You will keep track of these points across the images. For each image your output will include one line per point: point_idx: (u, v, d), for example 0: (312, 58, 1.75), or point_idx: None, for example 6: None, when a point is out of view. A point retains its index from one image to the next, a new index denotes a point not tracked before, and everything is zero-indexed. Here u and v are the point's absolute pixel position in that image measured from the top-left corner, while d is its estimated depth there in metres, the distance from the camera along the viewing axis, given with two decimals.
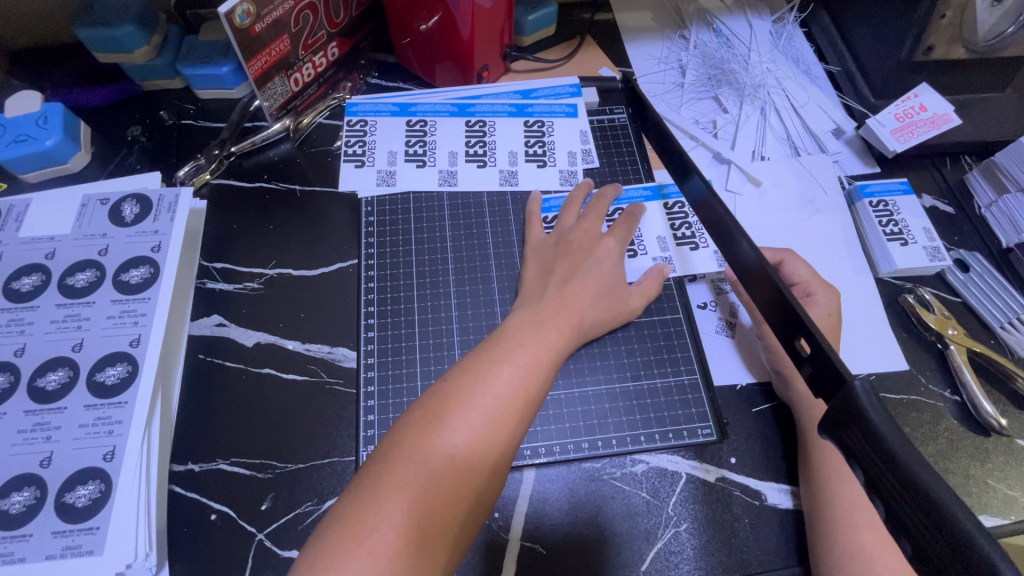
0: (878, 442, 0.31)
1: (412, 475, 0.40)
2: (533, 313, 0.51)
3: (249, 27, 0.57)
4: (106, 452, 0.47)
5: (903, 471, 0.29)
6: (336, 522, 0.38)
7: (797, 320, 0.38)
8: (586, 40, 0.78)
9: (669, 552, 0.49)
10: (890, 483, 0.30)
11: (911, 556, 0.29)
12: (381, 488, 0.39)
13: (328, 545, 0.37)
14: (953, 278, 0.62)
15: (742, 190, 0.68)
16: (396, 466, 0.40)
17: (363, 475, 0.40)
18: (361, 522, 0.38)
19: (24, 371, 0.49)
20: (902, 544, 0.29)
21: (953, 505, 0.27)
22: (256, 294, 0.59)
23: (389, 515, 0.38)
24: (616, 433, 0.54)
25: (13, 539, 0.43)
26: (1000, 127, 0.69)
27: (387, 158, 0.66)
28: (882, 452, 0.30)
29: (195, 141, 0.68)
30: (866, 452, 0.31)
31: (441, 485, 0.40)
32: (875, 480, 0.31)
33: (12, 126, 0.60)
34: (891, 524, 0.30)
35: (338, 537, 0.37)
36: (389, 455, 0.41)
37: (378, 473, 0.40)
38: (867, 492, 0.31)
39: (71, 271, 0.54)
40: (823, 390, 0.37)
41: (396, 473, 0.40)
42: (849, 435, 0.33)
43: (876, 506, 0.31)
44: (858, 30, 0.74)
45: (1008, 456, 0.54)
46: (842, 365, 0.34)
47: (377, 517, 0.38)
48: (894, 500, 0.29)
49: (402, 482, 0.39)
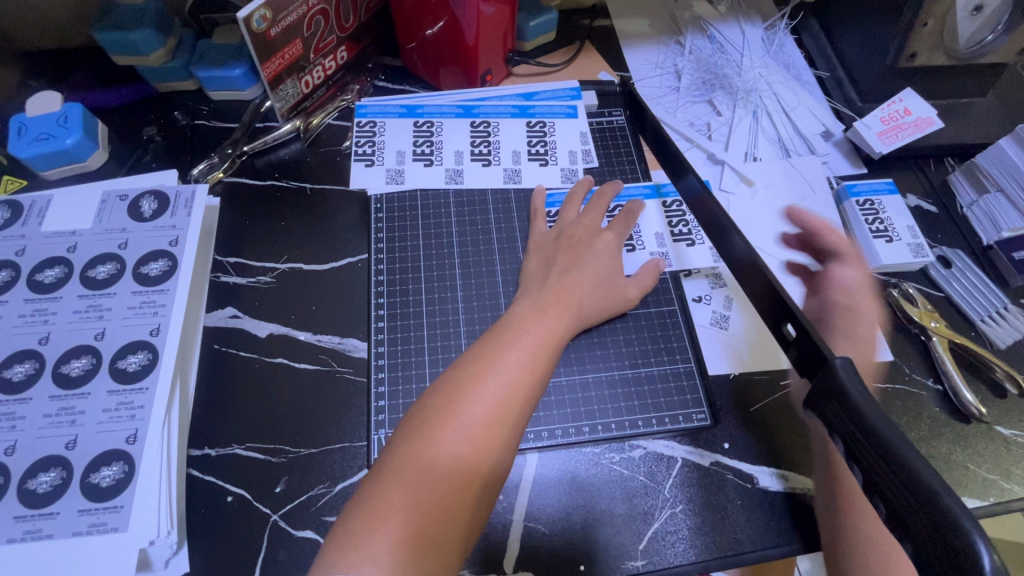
0: (858, 417, 0.33)
1: (431, 458, 0.42)
2: (536, 300, 0.54)
3: (265, 31, 0.59)
4: (128, 435, 0.49)
5: (879, 441, 0.32)
6: (363, 502, 0.41)
7: (785, 307, 0.41)
8: (586, 46, 0.81)
9: (665, 532, 0.52)
10: (867, 452, 0.32)
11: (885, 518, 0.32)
12: (403, 470, 0.42)
13: (355, 526, 0.40)
14: (935, 273, 0.65)
15: (735, 189, 0.71)
16: (415, 450, 0.43)
17: (385, 459, 0.43)
18: (387, 503, 0.41)
19: (49, 358, 0.52)
20: (878, 507, 0.32)
21: (922, 469, 0.30)
22: (269, 288, 0.61)
23: (412, 495, 0.41)
24: (615, 418, 0.56)
25: (40, 517, 0.46)
26: (980, 131, 0.72)
27: (395, 157, 0.69)
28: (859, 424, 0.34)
29: (209, 141, 0.70)
30: (847, 427, 0.34)
31: (459, 465, 0.43)
32: (855, 451, 0.33)
33: (34, 125, 0.62)
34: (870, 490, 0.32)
35: (364, 517, 0.40)
36: (408, 440, 0.43)
37: (398, 456, 0.43)
38: (848, 462, 0.34)
39: (92, 264, 0.56)
40: (808, 373, 0.40)
41: (416, 456, 0.42)
42: (830, 410, 0.36)
43: (855, 474, 0.33)
44: (846, 37, 0.77)
45: (986, 441, 0.57)
46: (825, 347, 0.37)
47: (400, 498, 0.41)
48: (873, 469, 0.32)
49: (423, 465, 0.42)
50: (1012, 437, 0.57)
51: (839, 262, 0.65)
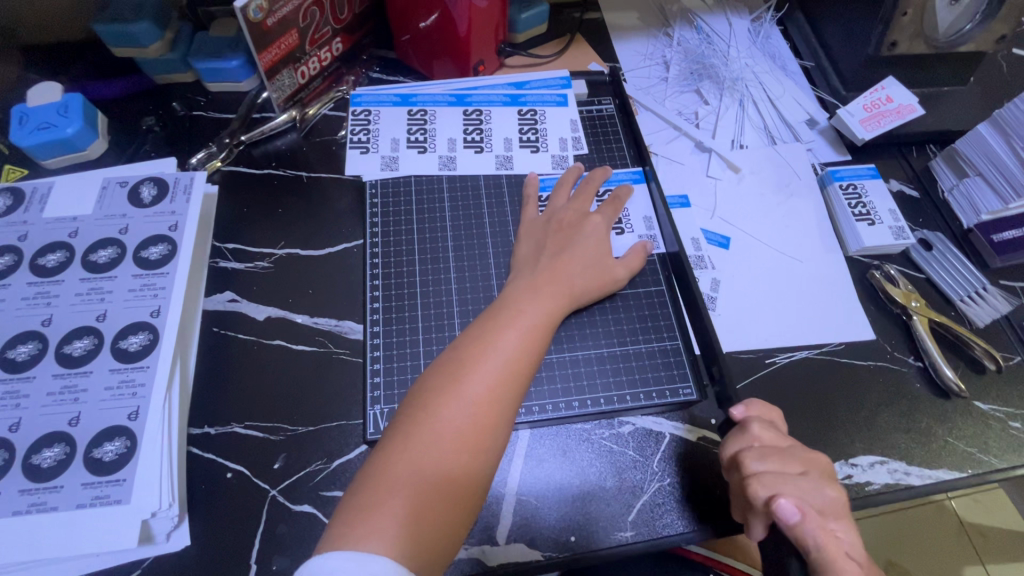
0: None
1: (434, 434, 0.44)
2: (530, 281, 0.56)
3: (262, 21, 0.61)
4: (130, 412, 0.50)
5: None
6: (370, 476, 0.43)
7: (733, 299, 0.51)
8: (576, 38, 0.83)
9: (654, 504, 0.53)
10: None
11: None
12: (407, 446, 0.43)
13: (363, 499, 0.41)
14: (916, 255, 0.67)
15: (721, 176, 0.73)
16: (420, 425, 0.44)
17: (390, 435, 0.45)
18: (392, 477, 0.42)
19: (52, 339, 0.53)
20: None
21: None
22: (266, 273, 0.63)
23: (416, 470, 0.42)
24: (605, 394, 0.58)
25: (45, 490, 0.47)
26: (960, 118, 0.74)
27: (390, 145, 0.70)
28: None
29: (206, 130, 0.72)
30: None
31: (463, 439, 0.44)
32: None
33: (35, 114, 0.63)
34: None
35: (371, 490, 0.42)
36: (412, 416, 0.45)
37: (403, 432, 0.44)
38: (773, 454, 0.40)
39: (93, 249, 0.58)
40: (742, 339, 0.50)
41: (420, 432, 0.44)
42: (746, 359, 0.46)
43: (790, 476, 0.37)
44: (829, 28, 0.79)
45: (965, 415, 0.59)
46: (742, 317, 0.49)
47: (405, 472, 0.42)
48: None
49: (427, 440, 0.44)
50: (990, 412, 0.59)
51: (761, 457, 0.47)
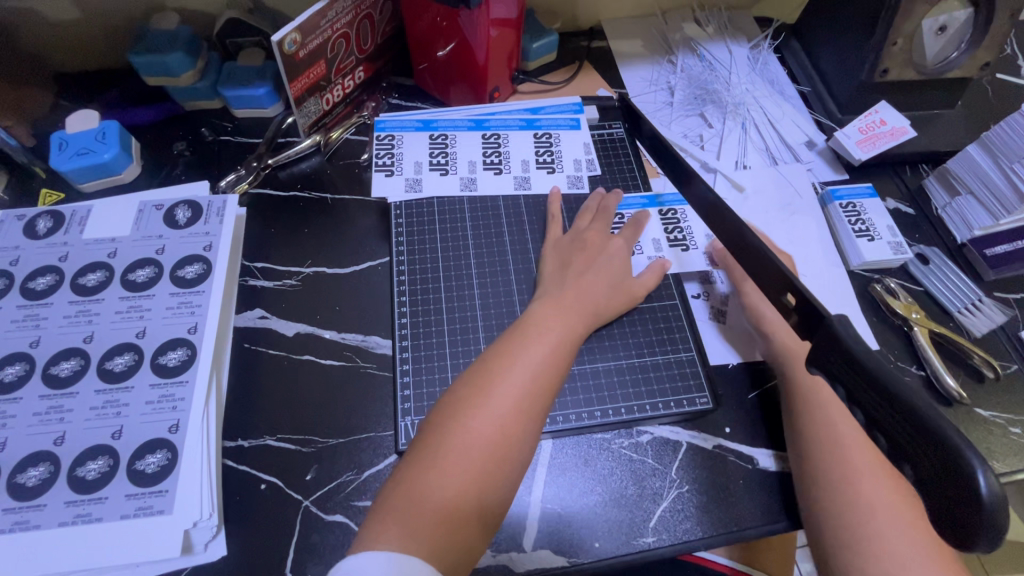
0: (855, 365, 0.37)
1: (463, 439, 0.46)
2: (554, 300, 0.58)
3: (294, 53, 0.65)
4: (170, 425, 0.52)
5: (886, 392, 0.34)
6: (399, 485, 0.44)
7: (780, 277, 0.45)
8: (585, 65, 0.87)
9: (673, 510, 0.55)
10: (873, 398, 0.35)
11: (887, 451, 0.35)
12: (437, 451, 0.45)
13: (394, 503, 0.43)
14: (915, 269, 0.71)
15: (728, 195, 0.77)
16: (448, 435, 0.46)
17: (418, 445, 0.47)
18: (422, 483, 0.44)
19: (94, 355, 0.55)
20: (879, 442, 0.36)
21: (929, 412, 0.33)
22: (294, 290, 0.65)
23: (447, 478, 0.44)
24: (624, 404, 0.60)
25: (90, 502, 0.48)
26: (951, 140, 0.79)
27: (413, 168, 0.73)
28: (851, 360, 0.37)
29: (234, 154, 0.75)
30: (851, 377, 0.37)
31: (489, 451, 0.46)
32: (859, 397, 0.36)
33: (74, 141, 0.66)
34: (829, 380, 0.39)
35: (401, 496, 0.43)
36: (441, 425, 0.47)
37: (433, 442, 0.46)
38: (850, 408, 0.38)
39: (132, 268, 0.60)
40: (806, 332, 0.43)
41: (450, 440, 0.46)
42: (830, 361, 0.39)
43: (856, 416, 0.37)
44: (824, 55, 0.84)
45: (967, 421, 0.61)
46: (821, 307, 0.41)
47: (435, 479, 0.44)
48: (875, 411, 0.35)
49: (456, 449, 0.45)
50: (991, 418, 0.62)
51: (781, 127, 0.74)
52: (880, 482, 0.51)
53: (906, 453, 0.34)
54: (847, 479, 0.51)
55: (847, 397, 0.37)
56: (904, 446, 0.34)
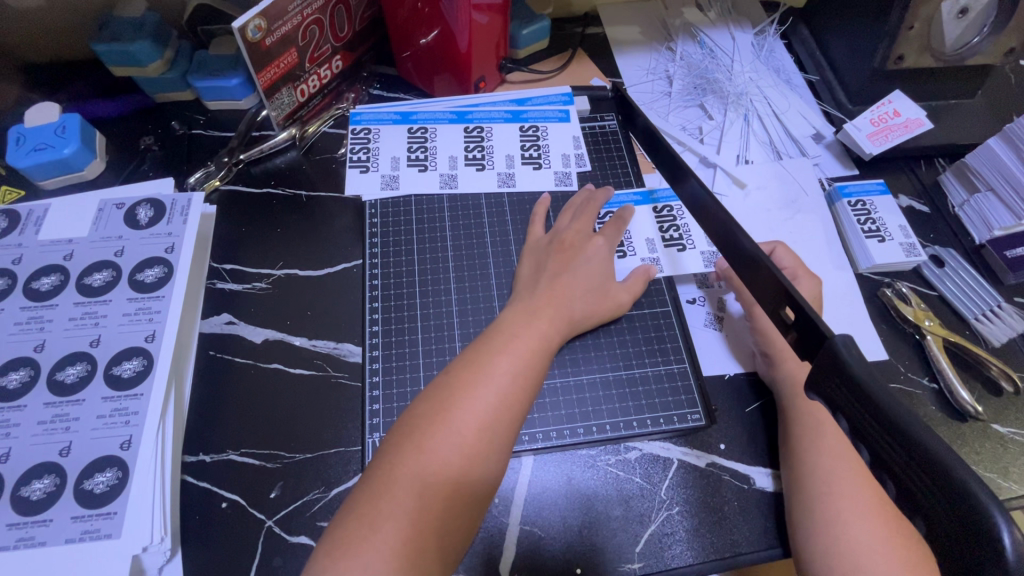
0: (860, 392, 0.32)
1: (424, 463, 0.42)
2: (526, 305, 0.54)
3: (260, 40, 0.60)
4: (122, 441, 0.49)
5: (894, 426, 0.30)
6: (352, 512, 0.41)
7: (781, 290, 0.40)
8: (578, 52, 0.82)
9: (662, 534, 0.51)
10: (875, 430, 0.31)
11: (896, 498, 0.31)
12: (394, 476, 0.42)
13: (346, 533, 0.40)
14: (928, 272, 0.66)
15: (727, 192, 0.72)
16: (406, 459, 0.42)
17: (375, 468, 0.43)
18: (378, 510, 0.40)
19: (45, 365, 0.52)
20: (887, 486, 0.31)
21: (943, 452, 0.28)
22: (264, 293, 0.61)
23: (403, 505, 0.40)
24: (610, 420, 0.56)
25: (33, 524, 0.46)
26: (970, 132, 0.73)
27: (390, 164, 0.69)
28: (857, 390, 0.32)
29: (206, 149, 0.71)
30: (851, 404, 0.33)
31: (449, 474, 0.42)
32: (860, 428, 0.32)
33: (31, 135, 0.63)
34: (830, 409, 0.35)
35: (355, 525, 0.40)
36: (398, 446, 0.43)
37: (390, 464, 0.42)
38: (853, 440, 0.33)
39: (89, 272, 0.57)
40: (807, 353, 0.39)
41: (407, 462, 0.42)
42: (831, 387, 0.34)
43: (862, 451, 0.33)
44: (835, 41, 0.78)
45: (984, 439, 0.57)
46: (824, 326, 0.36)
47: (390, 506, 0.40)
48: (880, 445, 0.31)
49: (413, 472, 0.42)
50: (1009, 435, 0.57)
51: None
52: (871, 517, 0.46)
53: (915, 497, 0.30)
54: (833, 507, 0.47)
55: (851, 431, 0.33)
56: (917, 495, 0.30)
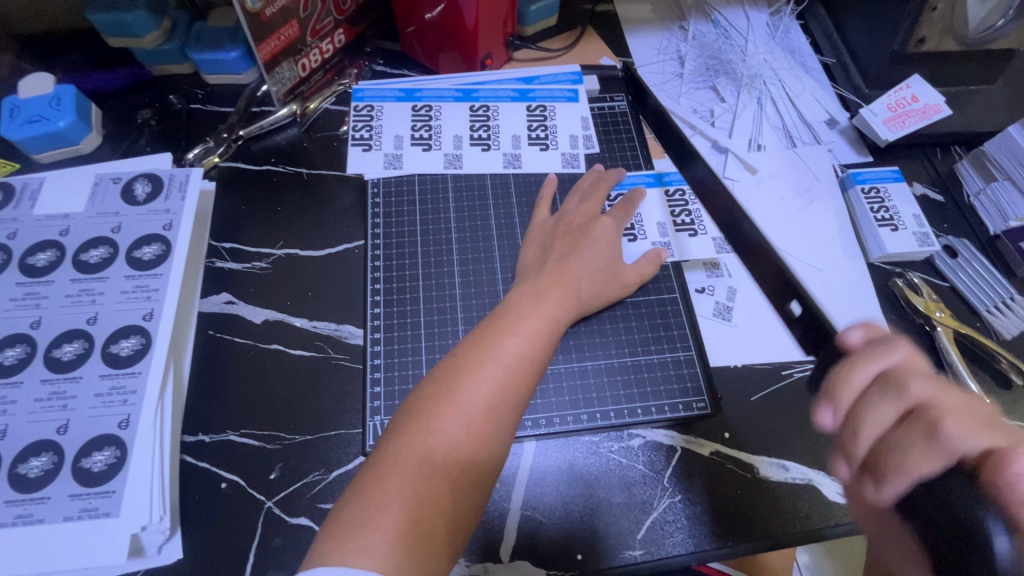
0: None
1: (429, 445, 0.41)
2: (532, 287, 0.53)
3: (260, 11, 0.58)
4: (120, 420, 0.49)
5: None
6: (357, 493, 0.40)
7: None
8: (587, 30, 0.80)
9: (664, 521, 0.51)
10: None
11: None
12: (401, 456, 0.41)
13: (352, 514, 0.39)
14: (941, 263, 0.64)
15: (739, 177, 0.70)
16: (412, 441, 0.42)
17: (380, 449, 0.42)
18: (383, 492, 0.39)
19: (41, 342, 0.51)
20: None
21: None
22: (263, 274, 0.60)
23: (409, 486, 0.40)
24: (614, 406, 0.56)
25: (31, 501, 0.45)
26: (988, 119, 0.71)
27: (394, 142, 0.68)
28: None
29: (205, 124, 0.69)
30: None
31: (456, 455, 0.42)
32: None
33: (24, 107, 0.61)
34: None
35: (360, 506, 0.39)
36: (405, 426, 0.43)
37: (396, 446, 0.42)
38: None
39: (85, 247, 0.56)
40: None
41: (414, 444, 0.41)
42: None
43: None
44: (852, 22, 0.76)
45: None
46: None
47: (397, 486, 0.40)
48: None
49: (420, 453, 0.41)
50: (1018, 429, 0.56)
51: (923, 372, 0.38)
52: None
53: None
54: None
55: None
56: None
